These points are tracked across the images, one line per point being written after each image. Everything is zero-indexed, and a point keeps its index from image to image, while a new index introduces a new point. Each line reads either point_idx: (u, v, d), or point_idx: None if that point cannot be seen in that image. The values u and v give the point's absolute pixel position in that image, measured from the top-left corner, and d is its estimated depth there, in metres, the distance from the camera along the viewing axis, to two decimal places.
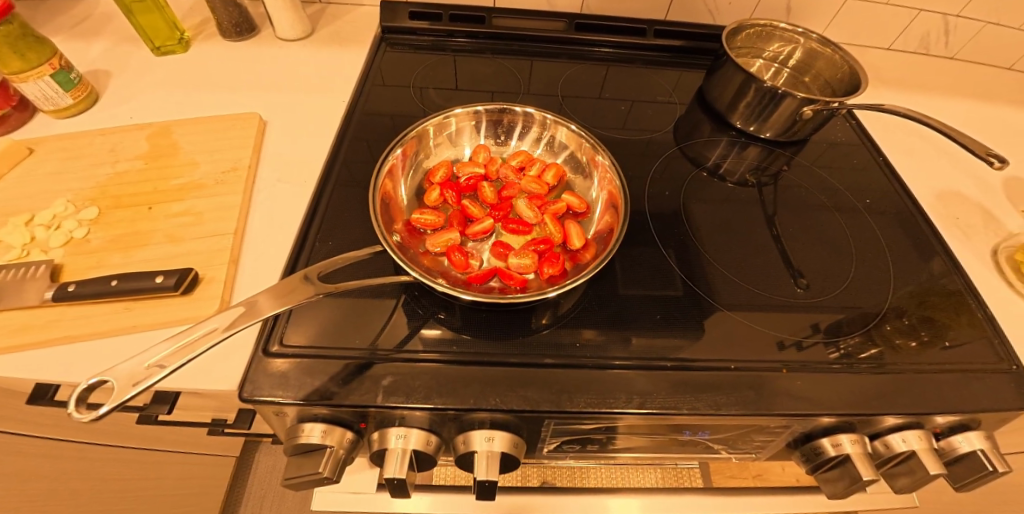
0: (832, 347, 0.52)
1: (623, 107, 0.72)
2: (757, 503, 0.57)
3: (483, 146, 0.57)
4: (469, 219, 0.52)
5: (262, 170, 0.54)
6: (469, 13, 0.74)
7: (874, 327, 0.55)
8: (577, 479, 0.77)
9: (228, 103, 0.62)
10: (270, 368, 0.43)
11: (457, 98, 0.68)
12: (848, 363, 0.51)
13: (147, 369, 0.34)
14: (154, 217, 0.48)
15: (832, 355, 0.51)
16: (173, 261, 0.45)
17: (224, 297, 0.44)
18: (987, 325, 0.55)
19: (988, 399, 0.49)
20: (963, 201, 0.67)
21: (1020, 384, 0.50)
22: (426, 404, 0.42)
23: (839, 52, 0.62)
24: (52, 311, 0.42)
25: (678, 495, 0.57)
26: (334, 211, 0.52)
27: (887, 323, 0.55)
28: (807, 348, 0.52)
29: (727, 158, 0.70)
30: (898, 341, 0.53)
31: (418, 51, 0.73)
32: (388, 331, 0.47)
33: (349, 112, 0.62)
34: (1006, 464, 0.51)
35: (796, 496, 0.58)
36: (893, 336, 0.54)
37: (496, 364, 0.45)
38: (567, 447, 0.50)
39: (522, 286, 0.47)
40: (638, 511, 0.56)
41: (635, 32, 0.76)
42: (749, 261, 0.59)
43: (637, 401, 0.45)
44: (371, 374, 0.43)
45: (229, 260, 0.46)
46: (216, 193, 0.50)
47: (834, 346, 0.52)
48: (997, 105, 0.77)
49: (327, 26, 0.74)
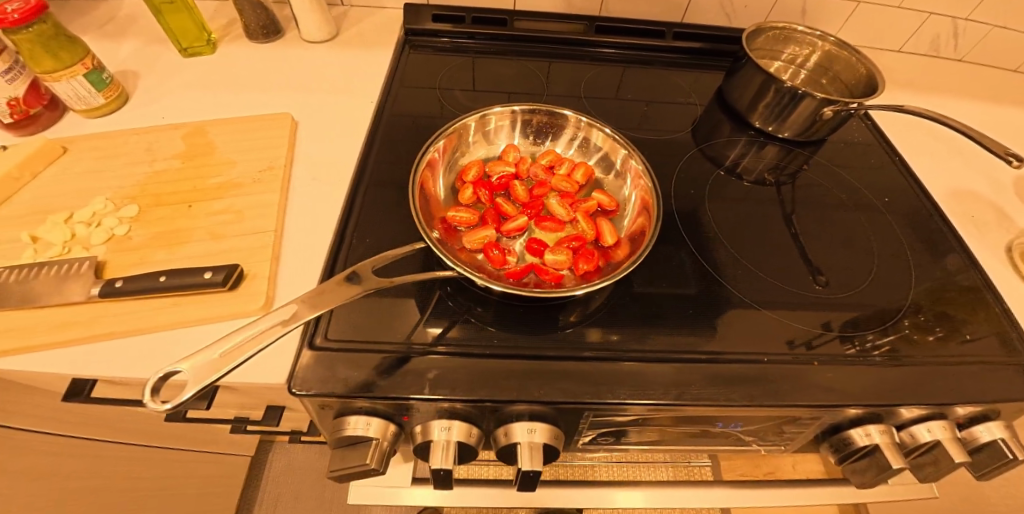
0: (850, 344, 0.53)
1: (641, 108, 0.73)
2: (783, 494, 0.58)
3: (513, 145, 0.58)
4: (503, 217, 0.53)
5: (296, 169, 0.55)
6: (491, 16, 0.75)
7: (893, 324, 0.56)
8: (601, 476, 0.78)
9: (259, 103, 0.63)
10: (315, 362, 0.43)
11: (482, 99, 0.69)
12: (868, 360, 0.52)
13: (214, 362, 0.34)
14: (194, 215, 0.48)
15: (852, 352, 0.52)
16: (216, 258, 0.46)
17: (269, 294, 0.45)
18: (1004, 319, 0.56)
19: (1010, 390, 0.50)
20: (977, 200, 0.69)
21: None
22: (470, 397, 0.43)
23: (857, 54, 0.64)
24: (97, 307, 0.43)
25: (706, 488, 0.58)
26: (370, 210, 0.53)
27: (906, 319, 0.56)
28: (817, 348, 0.52)
29: (746, 157, 0.71)
30: (917, 335, 0.55)
31: (442, 52, 0.74)
32: (427, 327, 0.47)
33: (379, 112, 0.63)
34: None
35: (821, 488, 0.59)
36: (912, 330, 0.55)
37: (536, 358, 0.46)
38: (601, 439, 0.51)
39: (557, 281, 0.48)
40: (642, 504, 0.57)
41: (654, 34, 0.78)
42: (771, 258, 0.61)
43: (674, 393, 0.46)
44: (415, 368, 0.44)
45: (271, 257, 0.46)
46: (254, 191, 0.51)
47: (851, 342, 0.53)
48: (1005, 106, 0.79)
49: (351, 28, 0.75)
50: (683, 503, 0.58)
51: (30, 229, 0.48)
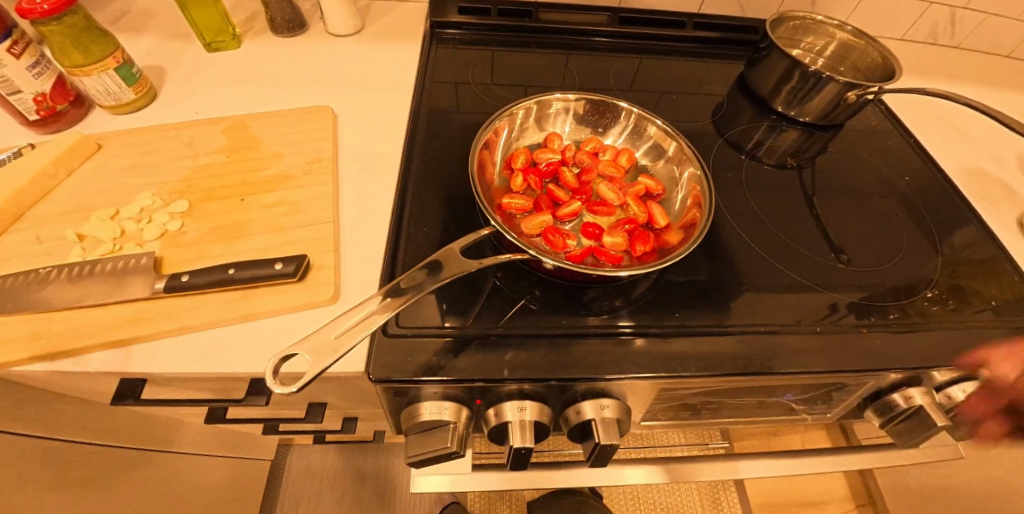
0: (865, 318, 0.54)
1: (653, 97, 0.75)
2: (823, 461, 0.61)
3: (558, 133, 0.59)
4: (557, 203, 0.53)
5: (343, 160, 0.55)
6: (517, 8, 0.76)
7: (909, 302, 0.57)
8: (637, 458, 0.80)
9: (293, 96, 0.62)
10: (389, 348, 0.43)
11: (513, 90, 0.70)
12: (897, 330, 0.53)
13: (331, 343, 0.36)
14: (249, 208, 0.48)
15: (881, 325, 0.54)
16: (280, 250, 0.45)
17: (336, 284, 0.44)
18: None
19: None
20: (986, 177, 0.72)
21: None
22: (548, 375, 0.43)
23: (873, 43, 0.67)
24: (161, 304, 0.42)
25: (752, 460, 0.60)
26: (422, 199, 0.52)
27: (923, 293, 0.59)
28: (833, 323, 0.53)
29: (769, 141, 0.73)
30: (934, 307, 0.57)
31: (469, 45, 0.75)
32: (494, 311, 0.47)
33: (417, 104, 0.64)
34: None
35: (858, 454, 0.61)
36: (929, 304, 0.57)
37: (600, 339, 0.47)
38: (661, 414, 0.53)
39: (616, 263, 0.49)
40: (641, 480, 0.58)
41: (674, 24, 0.79)
42: (800, 236, 0.63)
43: (738, 365, 0.47)
44: (489, 350, 0.44)
45: (334, 247, 0.46)
46: (307, 183, 0.50)
47: (868, 314, 0.55)
48: (999, 90, 0.84)
49: (375, 23, 0.75)
50: (730, 474, 0.60)
51: (75, 226, 0.46)
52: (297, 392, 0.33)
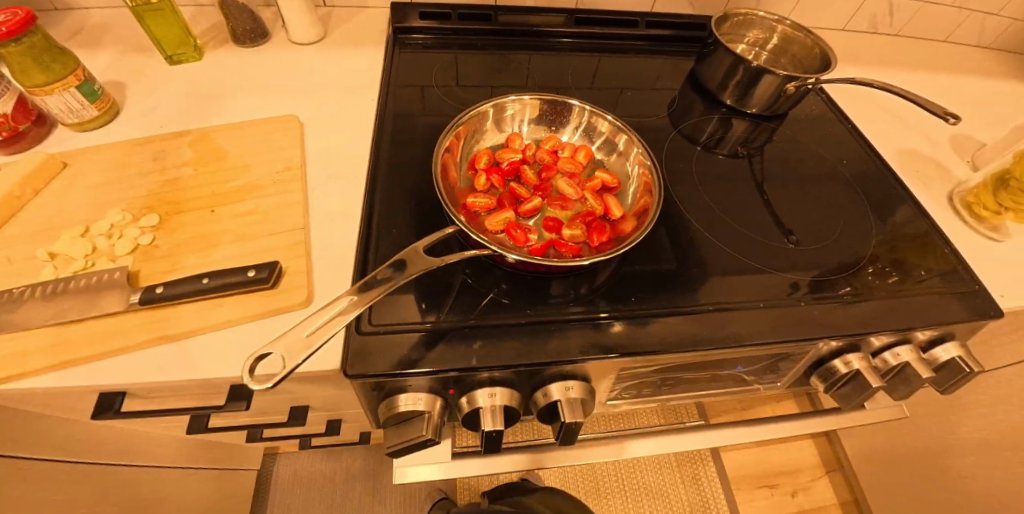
0: (816, 294, 0.59)
1: (614, 93, 0.78)
2: (780, 427, 0.66)
3: (518, 133, 0.61)
4: (518, 200, 0.56)
5: (311, 168, 0.56)
6: (477, 12, 0.78)
7: (853, 275, 0.62)
8: None
9: (259, 106, 0.63)
10: (363, 345, 0.45)
11: (475, 92, 0.73)
12: (841, 306, 0.58)
13: (304, 339, 0.38)
14: (219, 218, 0.49)
15: (823, 301, 0.58)
16: (252, 258, 0.46)
17: (309, 287, 0.46)
18: (950, 257, 0.65)
19: (958, 313, 0.59)
20: (920, 157, 0.78)
21: (980, 301, 0.61)
22: (516, 362, 0.46)
23: (810, 36, 0.71)
24: (138, 316, 0.43)
25: (716, 430, 0.65)
26: (390, 202, 0.54)
27: (863, 266, 0.64)
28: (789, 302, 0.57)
29: (720, 132, 0.77)
30: (874, 279, 0.62)
31: (431, 49, 0.77)
32: (463, 305, 0.50)
33: (383, 109, 0.65)
34: (979, 365, 0.61)
35: (812, 419, 0.67)
36: (869, 276, 0.62)
37: (565, 325, 0.49)
38: (627, 392, 0.57)
39: (576, 254, 0.52)
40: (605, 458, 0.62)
41: (628, 23, 0.83)
42: (749, 220, 0.67)
43: (694, 343, 0.51)
44: (460, 342, 0.46)
45: (305, 253, 0.47)
46: (276, 191, 0.52)
47: (820, 292, 0.59)
48: (929, 74, 0.90)
49: (338, 30, 0.77)
50: (697, 446, 0.64)
51: (46, 245, 0.47)
52: (275, 386, 0.36)
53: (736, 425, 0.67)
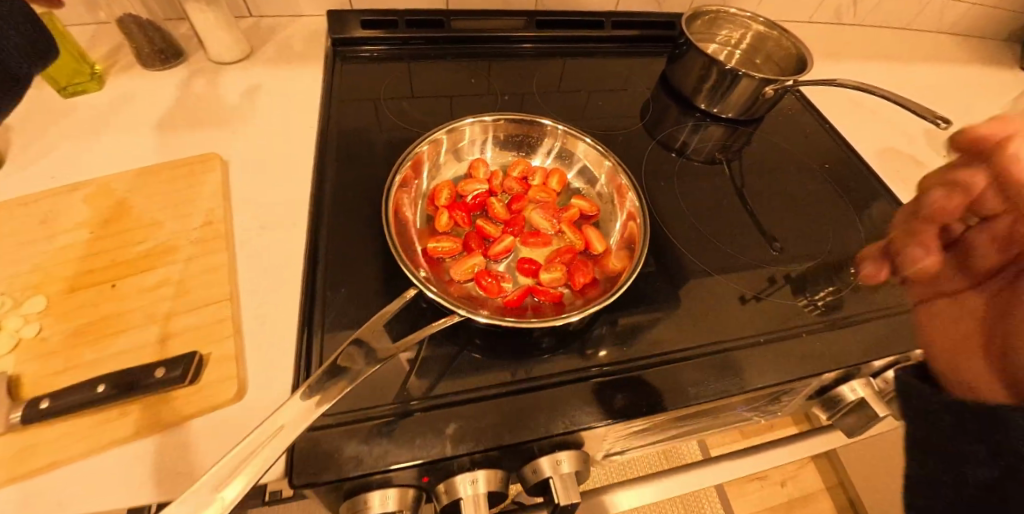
0: (802, 297, 0.56)
1: (582, 97, 0.72)
2: (781, 454, 0.63)
3: (483, 159, 0.54)
4: (487, 240, 0.49)
5: (239, 220, 0.48)
6: (427, 18, 0.71)
7: (848, 282, 0.58)
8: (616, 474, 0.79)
9: (174, 144, 0.54)
10: (314, 443, 0.37)
11: (425, 109, 0.64)
12: (824, 311, 0.55)
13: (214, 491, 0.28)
14: (124, 296, 0.40)
15: (806, 307, 0.55)
16: (168, 346, 0.38)
17: (239, 375, 0.38)
18: None
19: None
20: (899, 155, 0.75)
21: None
22: (498, 443, 0.40)
23: (786, 35, 0.67)
24: (17, 438, 0.34)
25: (716, 465, 0.61)
26: (336, 253, 0.47)
27: (852, 270, 0.60)
28: (764, 300, 0.55)
29: (697, 138, 0.72)
30: (871, 289, 0.58)
31: (377, 61, 0.69)
32: (432, 376, 0.43)
33: (324, 138, 0.57)
34: None
35: (809, 440, 0.64)
36: (865, 286, 0.58)
37: (550, 389, 0.44)
38: (623, 445, 0.52)
39: (557, 301, 0.46)
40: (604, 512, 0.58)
41: (593, 25, 0.76)
42: (737, 234, 0.62)
43: (693, 393, 0.46)
44: (430, 424, 0.40)
45: (233, 332, 0.40)
46: (196, 254, 0.43)
47: (804, 295, 0.56)
48: (898, 64, 0.88)
49: (267, 45, 0.67)
50: (699, 484, 0.61)
51: None
52: None
53: (736, 456, 0.63)
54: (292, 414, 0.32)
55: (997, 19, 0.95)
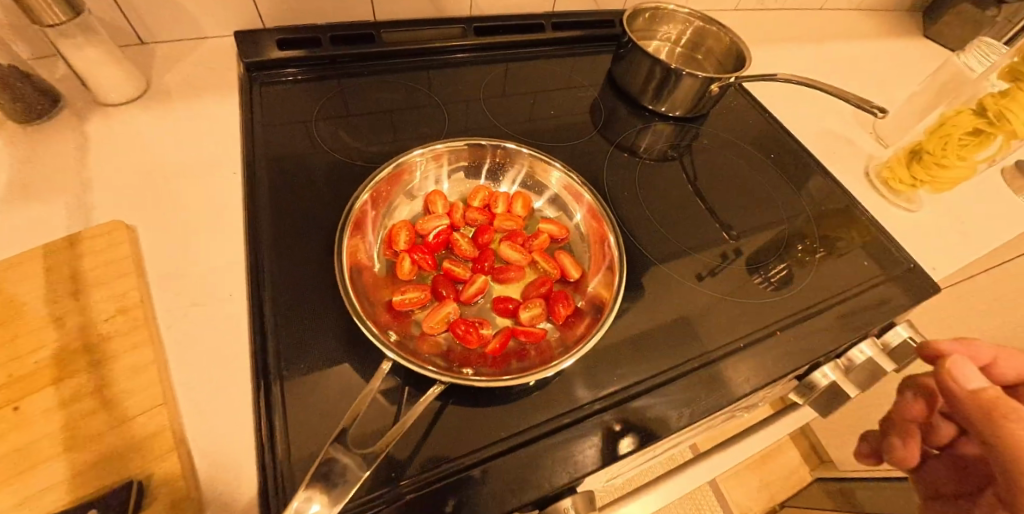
0: (757, 274, 0.58)
1: (528, 102, 0.68)
2: (763, 437, 0.65)
3: (439, 191, 0.49)
4: (457, 282, 0.45)
5: (162, 300, 0.41)
6: (353, 32, 0.64)
7: (806, 266, 0.60)
8: None
9: (67, 213, 0.45)
10: None
11: (364, 135, 0.58)
12: (778, 285, 0.57)
13: None
14: (24, 420, 0.33)
15: (763, 285, 0.57)
16: (96, 476, 0.32)
17: (192, 496, 0.32)
18: (879, 234, 0.65)
19: (905, 298, 0.58)
20: (833, 136, 0.78)
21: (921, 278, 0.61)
22: (503, 512, 0.37)
23: (724, 30, 0.66)
24: None
25: (707, 461, 0.62)
26: (288, 323, 0.41)
27: (810, 255, 0.62)
28: (718, 274, 0.56)
29: (648, 137, 0.71)
30: (828, 273, 0.60)
31: (302, 84, 0.61)
32: (414, 448, 0.38)
33: (253, 182, 0.50)
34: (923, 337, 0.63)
35: (786, 419, 0.67)
36: (823, 272, 0.60)
37: (546, 437, 0.41)
38: (621, 467, 0.51)
39: (542, 341, 0.43)
40: None
41: (532, 28, 0.73)
42: (704, 233, 0.61)
43: (686, 413, 0.45)
44: (425, 503, 0.36)
45: (176, 444, 0.34)
46: (116, 353, 0.37)
47: (758, 273, 0.58)
48: (820, 43, 0.92)
49: (167, 76, 0.58)
50: (694, 484, 0.61)
51: None
52: None
53: (724, 448, 0.64)
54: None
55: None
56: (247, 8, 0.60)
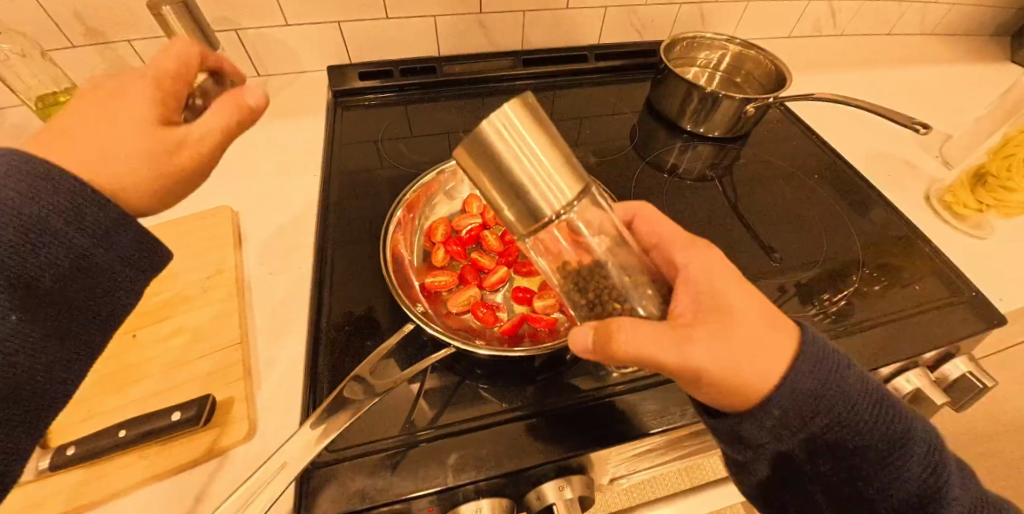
0: (811, 305, 0.57)
1: (573, 125, 0.74)
2: None
3: (476, 194, 0.57)
4: (482, 271, 0.51)
5: (248, 268, 0.52)
6: (420, 65, 0.75)
7: (845, 284, 0.59)
8: (641, 494, 0.78)
9: (190, 201, 0.58)
10: (323, 482, 0.39)
11: (420, 149, 0.68)
12: (833, 318, 0.55)
13: None
14: (143, 345, 0.44)
15: (816, 316, 0.55)
16: (185, 389, 0.41)
17: (248, 416, 0.41)
18: (935, 260, 0.62)
19: (957, 328, 0.55)
20: (888, 159, 0.76)
21: (979, 309, 0.57)
22: (501, 472, 0.41)
23: (762, 52, 0.70)
24: (49, 482, 0.37)
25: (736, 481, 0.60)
26: (343, 292, 0.50)
27: (853, 276, 0.61)
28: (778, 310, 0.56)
29: (684, 158, 0.74)
30: (865, 289, 0.59)
31: (376, 107, 0.73)
32: (421, 409, 0.44)
33: (326, 183, 0.61)
34: (988, 376, 0.58)
35: None
36: (860, 287, 0.59)
37: (547, 412, 0.44)
38: (632, 466, 0.52)
39: (552, 327, 0.47)
40: None
41: (578, 59, 0.81)
42: (732, 249, 0.62)
43: (690, 410, 0.45)
44: (429, 454, 0.41)
45: (242, 375, 0.43)
46: (210, 302, 0.47)
47: (813, 304, 0.57)
48: (884, 70, 0.90)
49: (273, 100, 0.73)
50: (721, 503, 0.59)
51: None
52: None
53: None
54: (295, 452, 0.34)
55: (982, 15, 0.96)
56: (338, 47, 0.74)
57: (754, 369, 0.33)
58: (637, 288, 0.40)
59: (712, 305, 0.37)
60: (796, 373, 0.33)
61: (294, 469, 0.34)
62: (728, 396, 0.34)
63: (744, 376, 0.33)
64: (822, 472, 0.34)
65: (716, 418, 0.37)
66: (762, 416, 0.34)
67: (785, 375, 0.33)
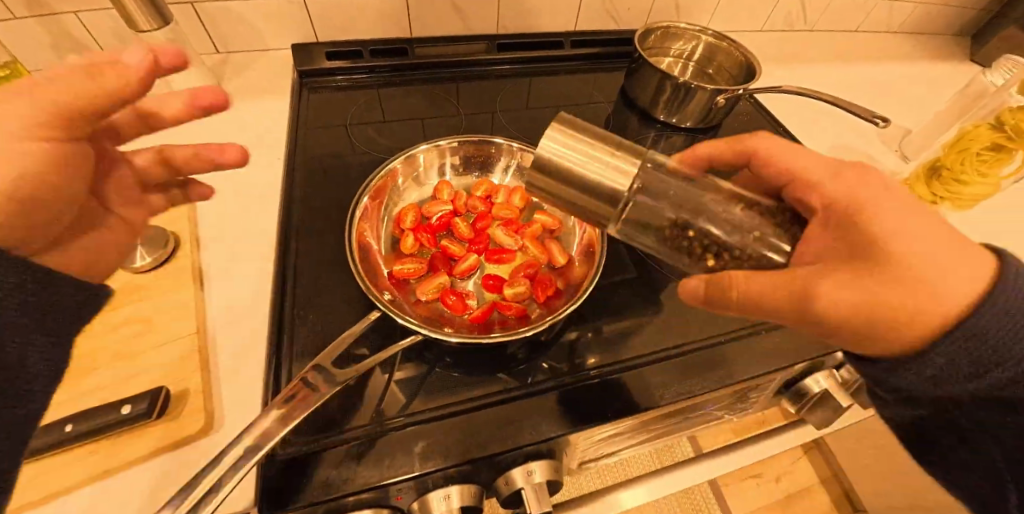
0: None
1: (548, 112, 0.73)
2: (765, 446, 0.64)
3: (446, 181, 0.56)
4: (452, 259, 0.51)
5: (206, 256, 0.50)
6: (391, 47, 0.73)
7: None
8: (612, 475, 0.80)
9: None
10: (286, 473, 0.38)
11: (392, 134, 0.66)
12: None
13: None
14: (90, 335, 0.42)
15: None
16: (138, 382, 0.40)
17: (206, 408, 0.39)
18: None
19: None
20: (852, 152, 0.78)
21: None
22: (469, 460, 0.40)
23: (734, 44, 0.71)
24: None
25: (704, 461, 0.61)
26: (309, 278, 0.48)
27: None
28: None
29: (658, 148, 0.74)
30: None
31: (344, 89, 0.70)
32: (390, 398, 0.43)
33: (289, 167, 0.59)
34: None
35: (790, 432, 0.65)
36: None
37: (517, 399, 0.44)
38: (602, 450, 0.53)
39: (522, 314, 0.47)
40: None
41: (553, 45, 0.79)
42: None
43: (656, 396, 0.46)
44: (396, 443, 0.41)
45: (199, 366, 0.41)
46: (166, 291, 0.45)
47: None
48: (850, 66, 0.92)
49: (234, 79, 0.69)
50: (689, 484, 0.60)
51: None
52: None
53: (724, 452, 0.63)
54: (246, 444, 0.33)
55: (941, 14, 0.99)
56: (303, 25, 0.71)
57: (925, 302, 0.30)
58: (759, 242, 0.39)
59: (872, 233, 0.32)
60: (980, 309, 0.29)
61: (247, 459, 0.32)
62: (888, 330, 0.31)
63: (923, 296, 0.30)
64: (991, 421, 0.32)
65: (864, 360, 0.34)
66: (923, 363, 0.31)
67: (968, 310, 0.29)
